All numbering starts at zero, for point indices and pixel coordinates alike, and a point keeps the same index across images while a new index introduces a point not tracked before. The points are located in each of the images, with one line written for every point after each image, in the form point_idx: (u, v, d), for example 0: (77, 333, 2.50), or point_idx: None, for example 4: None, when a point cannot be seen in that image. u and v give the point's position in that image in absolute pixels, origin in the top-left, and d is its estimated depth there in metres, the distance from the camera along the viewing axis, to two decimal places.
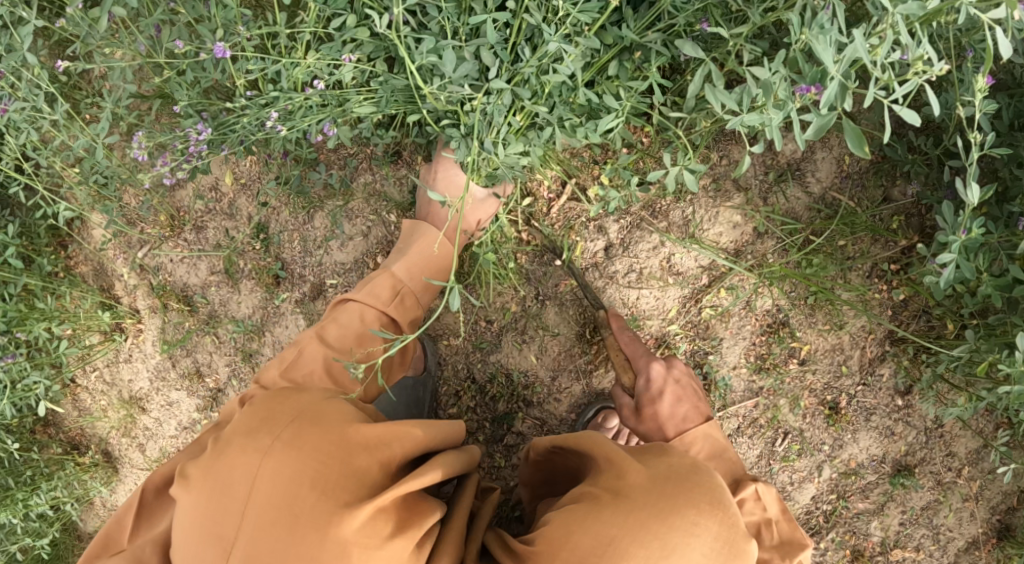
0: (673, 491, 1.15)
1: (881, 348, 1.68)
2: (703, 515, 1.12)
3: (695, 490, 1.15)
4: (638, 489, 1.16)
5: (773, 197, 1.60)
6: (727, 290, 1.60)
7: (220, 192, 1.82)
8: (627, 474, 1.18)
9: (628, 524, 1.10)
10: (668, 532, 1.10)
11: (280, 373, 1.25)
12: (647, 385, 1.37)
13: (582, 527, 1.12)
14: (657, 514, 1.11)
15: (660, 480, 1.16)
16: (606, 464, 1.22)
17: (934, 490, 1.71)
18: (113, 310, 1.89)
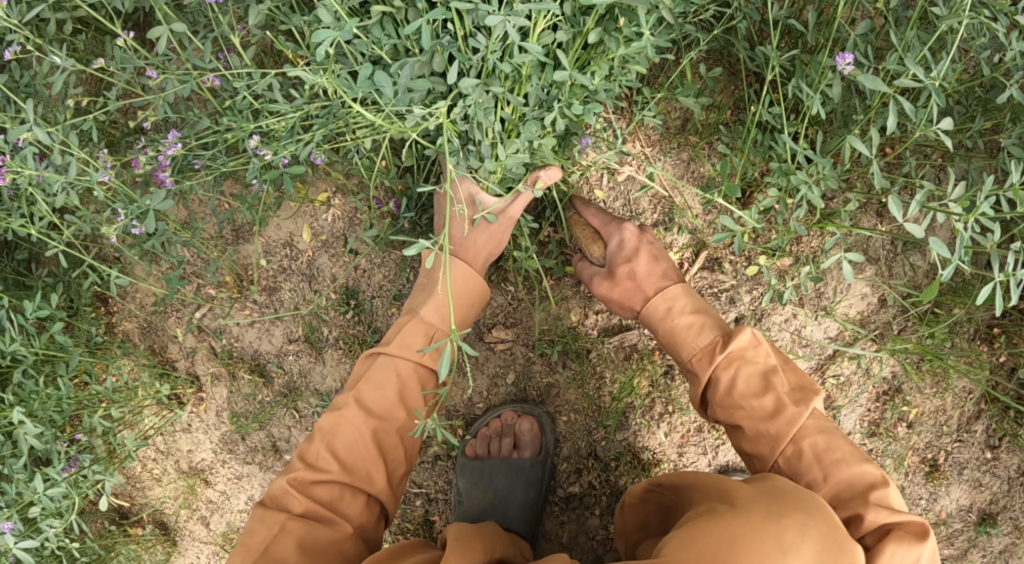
0: (785, 497, 1.05)
1: (976, 407, 1.71)
2: (816, 517, 1.01)
3: (802, 503, 1.03)
4: (747, 496, 1.06)
5: (899, 267, 1.57)
6: (849, 360, 1.61)
7: (298, 249, 1.63)
8: (737, 489, 1.10)
9: (745, 526, 1.00)
10: (781, 531, 0.99)
11: (326, 443, 1.22)
12: (615, 247, 1.40)
13: (704, 532, 1.02)
14: (771, 514, 1.01)
15: (770, 493, 1.07)
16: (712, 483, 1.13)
17: (1012, 535, 1.76)
18: (170, 378, 1.69)
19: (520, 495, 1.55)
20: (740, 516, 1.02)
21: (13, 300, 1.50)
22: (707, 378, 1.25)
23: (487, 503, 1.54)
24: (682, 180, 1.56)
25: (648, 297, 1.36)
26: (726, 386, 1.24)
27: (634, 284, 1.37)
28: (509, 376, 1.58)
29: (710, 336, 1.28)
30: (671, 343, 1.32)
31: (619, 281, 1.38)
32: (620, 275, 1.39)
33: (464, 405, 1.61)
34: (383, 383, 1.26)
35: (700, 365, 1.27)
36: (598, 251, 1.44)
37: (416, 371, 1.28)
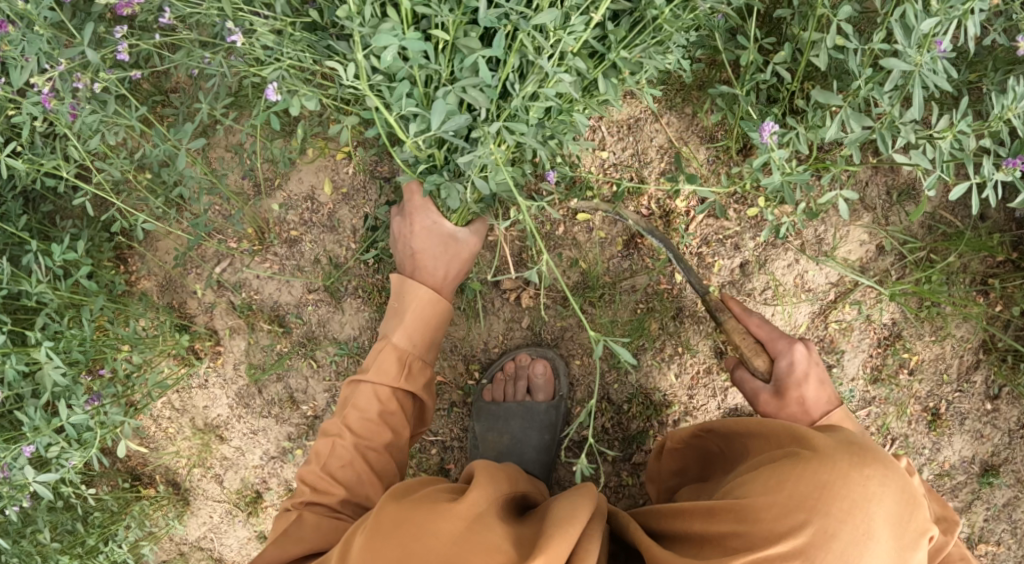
0: (863, 449, 1.05)
1: (975, 356, 1.76)
2: (894, 470, 1.02)
3: (875, 458, 1.04)
4: (826, 444, 1.06)
5: (895, 215, 1.65)
6: (851, 306, 1.67)
7: (319, 202, 1.69)
8: (807, 435, 1.09)
9: (833, 472, 1.00)
10: (864, 481, 0.99)
11: (319, 470, 1.30)
12: (788, 367, 1.31)
13: (790, 476, 1.02)
14: (856, 463, 1.01)
15: (847, 444, 1.07)
16: (783, 430, 1.13)
17: (1014, 487, 1.80)
18: (190, 332, 1.73)
19: (536, 437, 1.57)
20: (824, 463, 1.02)
21: (41, 244, 1.53)
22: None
23: (503, 446, 1.56)
24: (688, 132, 1.63)
25: (827, 411, 1.29)
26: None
27: (804, 411, 1.29)
28: (524, 319, 1.63)
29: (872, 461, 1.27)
30: None
31: (789, 394, 1.30)
32: (790, 395, 1.30)
33: (480, 349, 1.64)
34: (366, 407, 1.35)
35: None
36: (763, 364, 1.35)
37: (395, 396, 1.37)
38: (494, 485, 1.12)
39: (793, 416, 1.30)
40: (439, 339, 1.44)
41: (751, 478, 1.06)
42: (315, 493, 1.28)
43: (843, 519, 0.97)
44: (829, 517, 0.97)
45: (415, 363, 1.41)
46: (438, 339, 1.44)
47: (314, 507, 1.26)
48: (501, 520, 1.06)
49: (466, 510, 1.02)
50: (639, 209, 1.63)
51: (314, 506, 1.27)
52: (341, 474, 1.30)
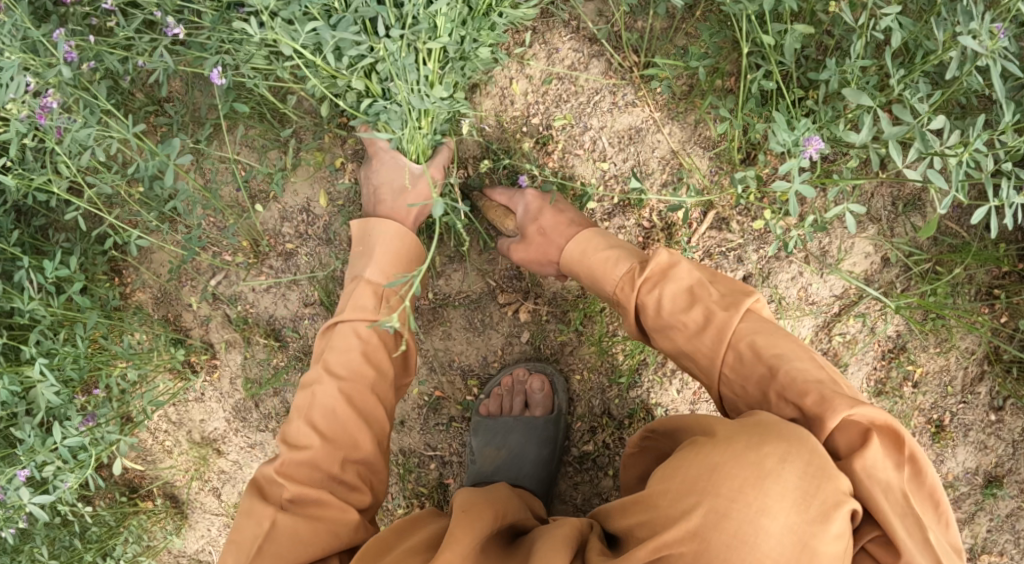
0: (768, 425, 1.00)
1: (979, 368, 1.74)
2: (795, 443, 0.96)
3: (775, 431, 0.98)
4: (727, 425, 1.02)
5: (900, 227, 1.62)
6: (855, 318, 1.64)
7: (314, 214, 1.66)
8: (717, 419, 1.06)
9: (725, 454, 0.97)
10: (758, 459, 0.95)
11: (307, 419, 1.23)
12: (522, 212, 1.44)
13: (687, 460, 0.99)
14: (751, 444, 0.97)
15: (751, 421, 1.02)
16: (699, 417, 1.09)
17: (1018, 498, 1.79)
18: (185, 345, 1.71)
19: (534, 452, 1.55)
20: (721, 445, 0.99)
21: (32, 260, 1.50)
22: (633, 304, 1.24)
23: (501, 461, 1.54)
24: (691, 142, 1.58)
25: (561, 247, 1.38)
26: (655, 309, 1.21)
27: (549, 241, 1.40)
28: (524, 334, 1.60)
29: (628, 264, 1.27)
30: (594, 283, 1.31)
31: (534, 237, 1.42)
32: (532, 234, 1.42)
33: (479, 364, 1.62)
34: (348, 348, 1.29)
35: (625, 296, 1.26)
36: (512, 222, 1.49)
37: (374, 331, 1.32)
38: (470, 539, 1.17)
39: (537, 247, 1.41)
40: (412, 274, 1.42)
41: (659, 467, 1.05)
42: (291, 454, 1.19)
43: (734, 498, 0.93)
44: (721, 499, 0.94)
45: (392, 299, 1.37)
46: (410, 274, 1.41)
47: (293, 475, 1.17)
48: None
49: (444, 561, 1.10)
50: (641, 221, 1.59)
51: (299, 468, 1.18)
52: (326, 421, 1.23)
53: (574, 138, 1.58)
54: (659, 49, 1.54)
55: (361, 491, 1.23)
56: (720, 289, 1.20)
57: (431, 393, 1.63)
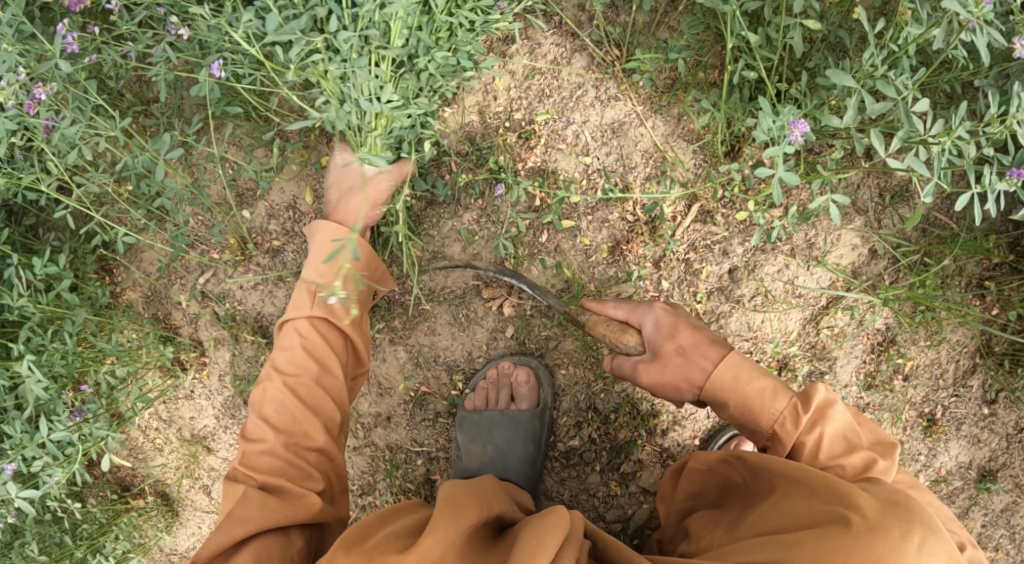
0: (909, 511, 0.99)
1: (971, 361, 1.73)
2: (938, 536, 0.97)
3: (916, 516, 0.99)
4: (870, 506, 1.01)
5: (888, 219, 1.61)
6: (844, 311, 1.63)
7: (301, 212, 1.67)
8: (842, 494, 1.05)
9: (882, 543, 0.95)
10: (911, 551, 0.95)
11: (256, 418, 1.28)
12: (653, 329, 1.32)
13: (833, 548, 0.97)
14: (905, 533, 0.96)
15: (891, 502, 1.01)
16: (825, 482, 1.07)
17: (1012, 492, 1.78)
18: (174, 343, 1.71)
19: (519, 449, 1.55)
20: (874, 531, 0.97)
21: (21, 257, 1.51)
22: (794, 445, 1.18)
23: (487, 457, 1.54)
24: (674, 135, 1.58)
25: (710, 370, 1.26)
26: (812, 450, 1.18)
27: (689, 363, 1.28)
28: (509, 329, 1.61)
29: (788, 399, 1.21)
30: (746, 415, 1.23)
31: (670, 356, 1.30)
32: (667, 353, 1.31)
33: (464, 359, 1.62)
34: (291, 346, 1.33)
35: (785, 432, 1.20)
36: (633, 339, 1.35)
37: (314, 328, 1.34)
38: (455, 526, 1.19)
39: (679, 369, 1.28)
40: (356, 266, 1.40)
41: (786, 543, 1.02)
42: (248, 447, 1.26)
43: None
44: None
45: (331, 295, 1.37)
46: (356, 267, 1.42)
47: (253, 465, 1.23)
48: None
49: (425, 552, 1.12)
50: (624, 215, 1.58)
51: (254, 457, 1.24)
52: (274, 414, 1.28)
53: (557, 132, 1.59)
54: (641, 43, 1.54)
55: (312, 475, 1.26)
56: (869, 435, 1.21)
57: (417, 389, 1.64)
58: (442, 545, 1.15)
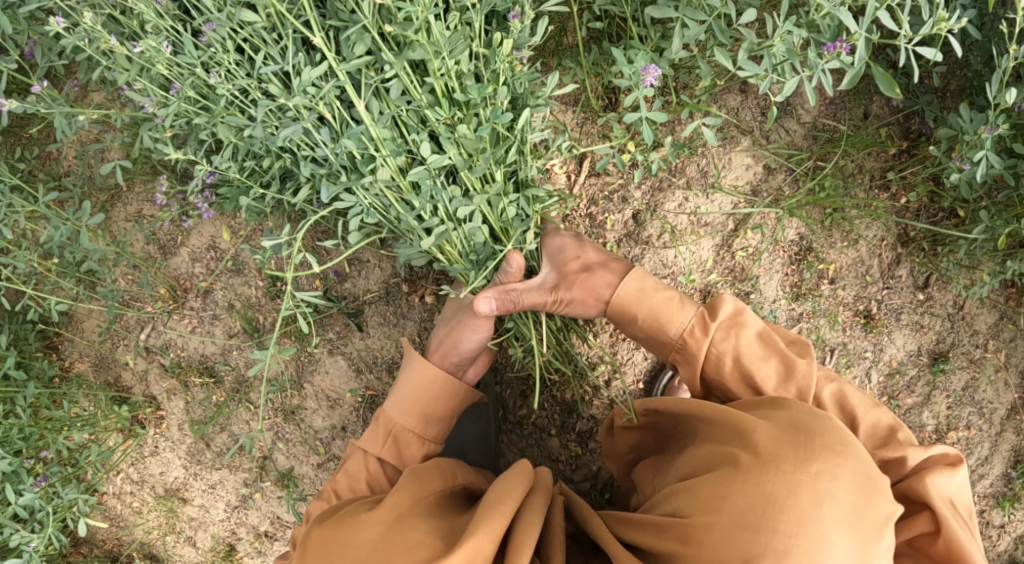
0: (808, 436, 1.02)
1: (894, 252, 1.78)
2: (842, 458, 1.00)
3: (820, 443, 1.01)
4: (766, 440, 1.03)
5: (774, 133, 1.67)
6: (753, 231, 1.69)
7: (221, 249, 1.75)
8: (742, 433, 1.06)
9: (775, 481, 0.99)
10: (813, 483, 0.98)
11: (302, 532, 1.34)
12: (559, 251, 1.43)
13: (729, 494, 1.00)
14: (800, 465, 0.99)
15: (790, 429, 1.04)
16: (726, 419, 1.10)
17: (968, 369, 1.87)
18: (129, 402, 1.77)
19: (472, 427, 1.61)
20: (771, 469, 1.00)
21: None
22: (706, 348, 1.23)
23: (441, 443, 1.57)
24: (552, 100, 1.65)
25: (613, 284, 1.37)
26: (731, 354, 1.22)
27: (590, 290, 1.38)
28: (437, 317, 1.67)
29: (690, 311, 1.27)
30: (655, 330, 1.30)
31: (575, 280, 1.39)
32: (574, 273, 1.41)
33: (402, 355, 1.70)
34: (355, 476, 1.34)
35: (694, 340, 1.25)
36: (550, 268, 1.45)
37: (382, 468, 1.35)
38: (420, 490, 1.22)
39: (583, 287, 1.38)
40: (442, 412, 1.40)
41: (693, 489, 1.05)
42: None
43: (794, 534, 0.95)
44: (777, 535, 0.96)
45: (410, 440, 1.38)
46: (438, 414, 1.40)
47: None
48: (422, 518, 1.15)
49: (384, 515, 1.12)
50: None
51: None
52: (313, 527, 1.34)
53: None
54: None
55: None
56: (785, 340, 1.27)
57: (364, 393, 1.71)
58: (406, 503, 1.18)
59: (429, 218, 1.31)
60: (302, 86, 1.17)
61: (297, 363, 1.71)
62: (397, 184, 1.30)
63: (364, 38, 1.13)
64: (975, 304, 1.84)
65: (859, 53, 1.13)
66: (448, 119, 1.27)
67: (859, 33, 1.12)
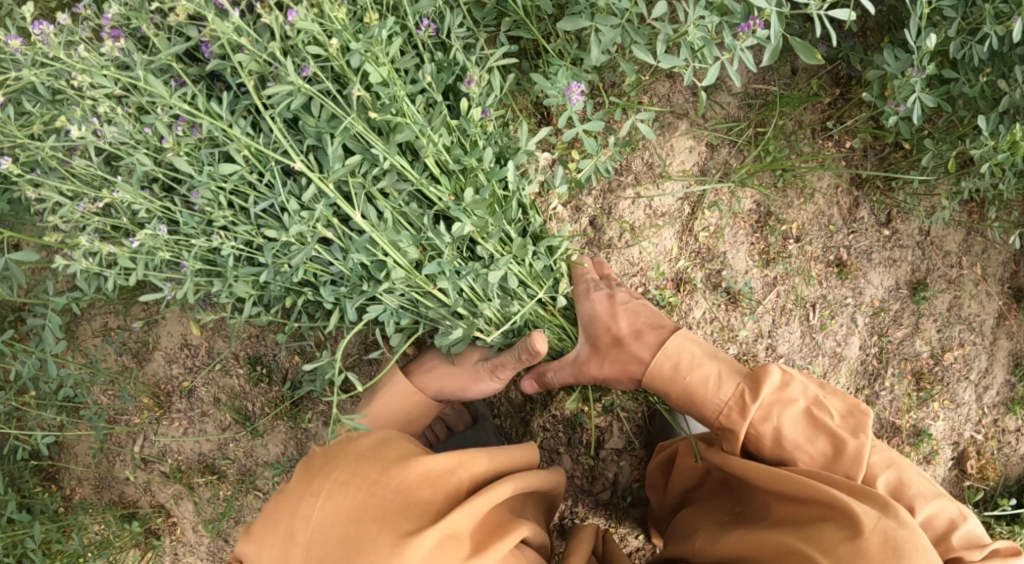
0: (887, 551, 1.00)
1: (852, 197, 1.80)
2: None
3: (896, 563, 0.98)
4: (840, 544, 1.02)
5: (709, 110, 1.69)
6: (711, 209, 1.71)
7: (195, 345, 1.74)
8: (821, 525, 1.06)
9: None
10: None
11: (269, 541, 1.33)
12: (595, 320, 1.43)
13: None
14: None
15: (866, 541, 1.01)
16: (801, 504, 1.10)
17: (948, 289, 1.94)
18: (138, 517, 1.75)
19: None
20: None
21: None
22: (745, 429, 1.22)
23: None
24: None
25: (649, 356, 1.35)
26: (773, 436, 1.20)
27: (630, 355, 1.38)
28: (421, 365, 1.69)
29: (732, 385, 1.26)
30: (694, 404, 1.30)
31: (604, 350, 1.41)
32: (608, 346, 1.41)
33: None
34: None
35: (735, 414, 1.24)
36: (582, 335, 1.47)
37: None
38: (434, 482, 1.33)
39: (617, 363, 1.39)
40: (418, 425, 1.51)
41: None
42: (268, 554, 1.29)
43: None
44: None
45: None
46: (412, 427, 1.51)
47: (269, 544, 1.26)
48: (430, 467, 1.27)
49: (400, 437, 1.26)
50: None
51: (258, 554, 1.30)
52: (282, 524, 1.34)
53: None
54: None
55: None
56: (838, 409, 1.23)
57: None
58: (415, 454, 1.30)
59: (457, 299, 1.31)
60: (298, 218, 1.18)
61: (295, 440, 1.70)
62: (414, 281, 1.28)
63: (338, 150, 1.15)
64: (940, 227, 1.92)
65: (773, 27, 1.13)
66: (446, 197, 1.27)
67: (770, 9, 1.11)
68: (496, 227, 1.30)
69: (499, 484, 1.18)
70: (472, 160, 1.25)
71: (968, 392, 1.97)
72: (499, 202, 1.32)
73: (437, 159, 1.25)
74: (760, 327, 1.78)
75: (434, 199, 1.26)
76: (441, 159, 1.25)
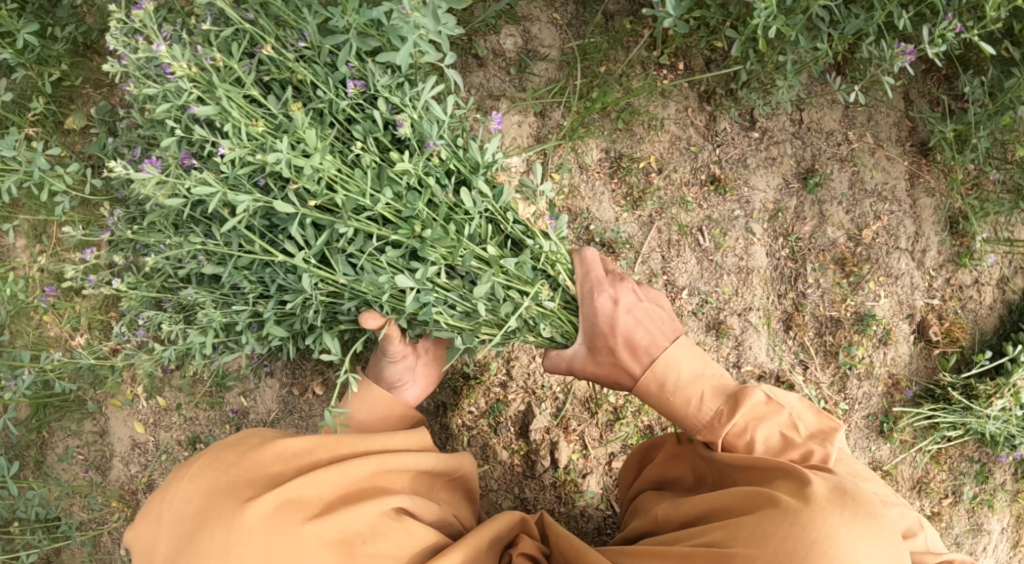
0: (853, 500, 1.12)
1: (703, 114, 1.83)
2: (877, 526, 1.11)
3: (865, 511, 1.11)
4: (819, 495, 1.12)
5: (529, 83, 1.78)
6: (562, 171, 1.78)
7: (144, 442, 1.87)
8: (776, 483, 1.17)
9: (818, 531, 1.08)
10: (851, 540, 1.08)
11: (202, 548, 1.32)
12: (593, 323, 1.37)
13: (773, 532, 1.09)
14: (849, 524, 1.09)
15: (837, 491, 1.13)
16: (770, 469, 1.19)
17: (842, 169, 1.91)
18: None
19: None
20: (814, 518, 1.09)
21: None
22: (722, 443, 1.26)
23: None
24: None
25: (642, 368, 1.32)
26: (745, 448, 1.25)
27: (627, 362, 1.34)
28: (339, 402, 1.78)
29: (715, 403, 1.27)
30: (679, 416, 1.31)
31: (602, 357, 1.37)
32: (605, 349, 1.37)
33: None
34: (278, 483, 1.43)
35: (719, 425, 1.26)
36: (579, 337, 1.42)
37: None
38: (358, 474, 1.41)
39: (609, 369, 1.38)
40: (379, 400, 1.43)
41: (734, 524, 1.14)
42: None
43: None
44: None
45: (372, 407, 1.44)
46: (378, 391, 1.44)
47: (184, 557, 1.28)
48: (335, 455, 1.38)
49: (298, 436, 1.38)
50: None
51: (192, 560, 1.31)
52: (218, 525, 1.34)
53: None
54: None
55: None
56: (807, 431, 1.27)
57: None
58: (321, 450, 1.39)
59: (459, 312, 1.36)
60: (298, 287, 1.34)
61: None
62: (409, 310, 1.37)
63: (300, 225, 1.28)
64: (813, 111, 1.90)
65: None
66: (413, 232, 1.30)
67: None
68: (468, 251, 1.31)
69: (370, 457, 1.29)
70: (419, 207, 1.27)
71: (902, 261, 1.94)
72: (468, 224, 1.34)
73: (389, 204, 1.30)
74: (652, 264, 1.81)
75: (401, 240, 1.31)
76: (389, 206, 1.30)
